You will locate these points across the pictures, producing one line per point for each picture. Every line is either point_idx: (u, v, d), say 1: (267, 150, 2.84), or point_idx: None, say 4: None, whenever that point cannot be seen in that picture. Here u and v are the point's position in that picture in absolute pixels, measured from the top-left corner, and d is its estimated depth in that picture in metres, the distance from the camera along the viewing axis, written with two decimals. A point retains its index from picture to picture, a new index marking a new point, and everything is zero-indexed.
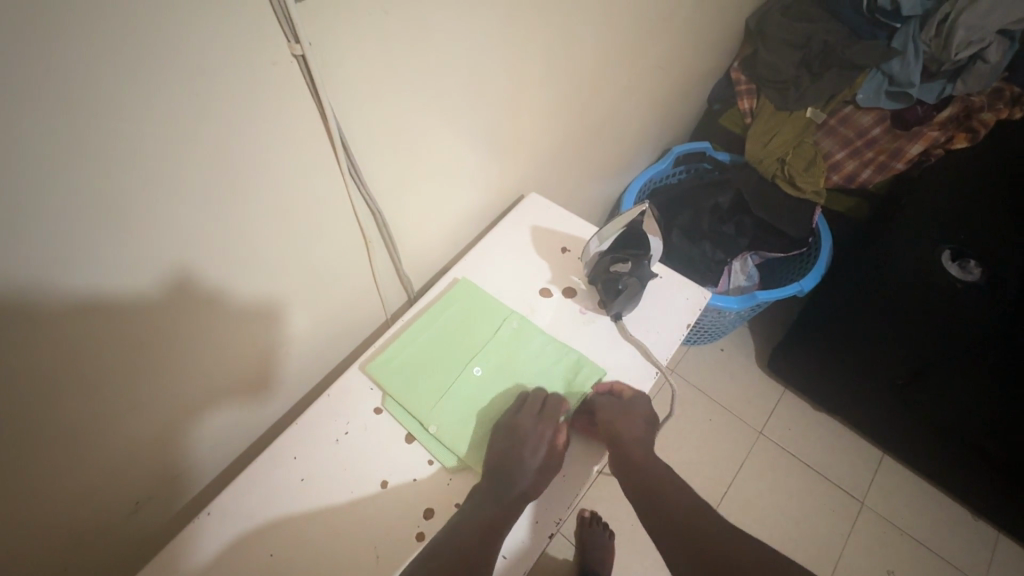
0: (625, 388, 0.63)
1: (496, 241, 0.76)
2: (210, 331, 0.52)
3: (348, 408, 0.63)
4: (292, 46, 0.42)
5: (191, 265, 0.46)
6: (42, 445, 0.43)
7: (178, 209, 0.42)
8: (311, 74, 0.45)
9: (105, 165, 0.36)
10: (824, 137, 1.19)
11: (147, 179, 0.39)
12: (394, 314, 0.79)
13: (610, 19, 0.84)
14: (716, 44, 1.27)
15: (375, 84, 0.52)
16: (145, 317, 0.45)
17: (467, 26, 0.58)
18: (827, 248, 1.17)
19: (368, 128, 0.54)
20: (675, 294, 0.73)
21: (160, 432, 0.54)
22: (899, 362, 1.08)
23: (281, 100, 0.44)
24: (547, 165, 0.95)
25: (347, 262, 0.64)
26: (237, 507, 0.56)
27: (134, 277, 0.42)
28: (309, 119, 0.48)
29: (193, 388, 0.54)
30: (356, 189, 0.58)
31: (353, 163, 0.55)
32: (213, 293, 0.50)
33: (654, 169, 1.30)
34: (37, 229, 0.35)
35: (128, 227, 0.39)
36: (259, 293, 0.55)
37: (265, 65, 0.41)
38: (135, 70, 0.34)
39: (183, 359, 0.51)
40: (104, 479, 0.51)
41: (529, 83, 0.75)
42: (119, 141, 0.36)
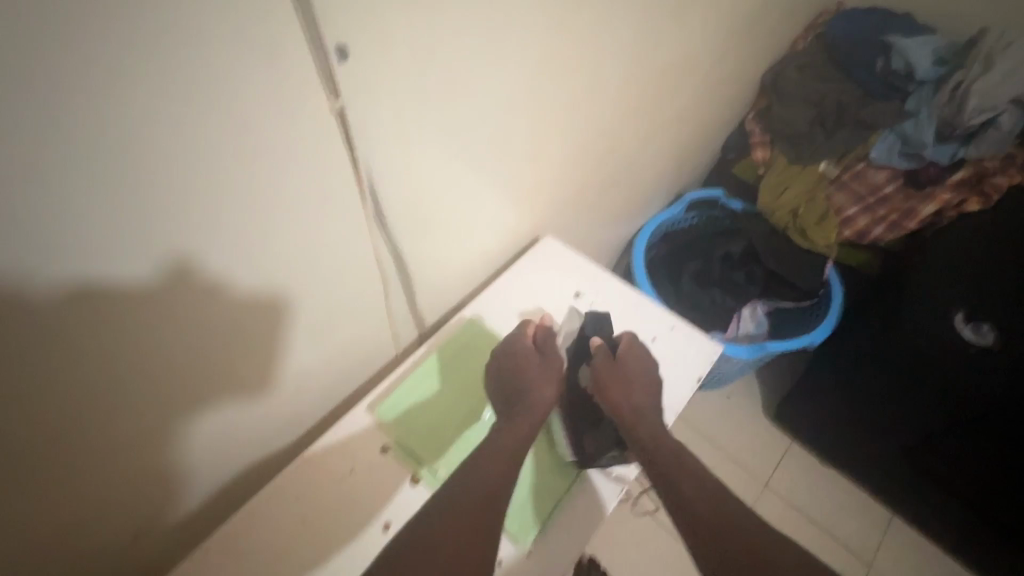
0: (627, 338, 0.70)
1: (509, 282, 0.75)
2: (227, 340, 0.52)
3: (354, 446, 0.63)
4: (333, 101, 0.46)
5: (217, 275, 0.47)
6: (25, 442, 0.41)
7: (207, 224, 0.43)
8: (347, 125, 0.48)
9: (140, 185, 0.37)
10: (836, 192, 1.18)
11: (177, 196, 0.40)
12: (407, 349, 0.80)
13: (631, 73, 0.87)
14: (731, 98, 1.30)
15: (404, 131, 0.54)
16: (163, 320, 0.45)
17: (494, 78, 0.60)
18: (836, 304, 1.18)
19: (397, 175, 0.57)
20: (687, 346, 0.71)
21: (166, 445, 0.54)
22: (915, 425, 1.06)
23: (315, 146, 0.47)
24: (565, 207, 0.96)
25: (364, 296, 0.65)
26: (240, 540, 0.56)
27: (156, 285, 0.43)
28: (341, 166, 0.51)
29: (203, 402, 0.54)
30: (379, 233, 0.60)
31: (379, 208, 0.58)
32: (233, 305, 0.50)
33: (668, 213, 1.31)
34: (68, 239, 0.36)
35: (156, 241, 0.41)
36: (278, 310, 0.55)
37: (307, 119, 0.45)
38: (173, 106, 0.36)
39: (195, 367, 0.51)
40: (108, 492, 0.51)
41: (551, 132, 0.78)
42: (154, 165, 0.37)
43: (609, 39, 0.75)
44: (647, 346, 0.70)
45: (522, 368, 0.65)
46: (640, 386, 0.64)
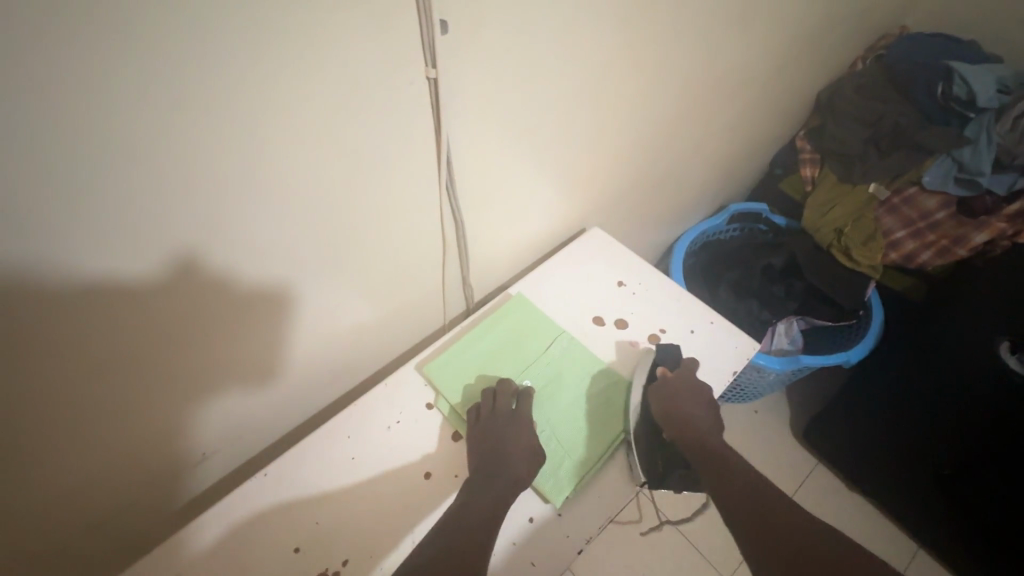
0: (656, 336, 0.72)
1: (556, 266, 0.79)
2: (225, 328, 0.55)
3: (402, 399, 0.67)
4: (429, 70, 0.50)
5: (222, 268, 0.49)
6: (28, 417, 0.45)
7: (215, 222, 0.46)
8: (437, 94, 0.53)
9: (158, 183, 0.40)
10: (885, 214, 1.18)
11: (188, 195, 0.42)
12: (452, 321, 0.84)
13: (690, 78, 0.90)
14: (784, 113, 1.31)
15: (481, 110, 0.58)
16: (163, 311, 0.48)
17: (566, 67, 0.64)
18: (877, 324, 1.16)
19: (469, 149, 0.61)
20: (725, 343, 0.72)
21: (166, 421, 0.57)
22: (945, 453, 1.05)
23: (408, 111, 0.52)
24: (612, 203, 0.99)
25: (421, 262, 0.69)
26: (293, 472, 0.61)
27: (159, 277, 0.45)
28: (426, 133, 0.55)
29: (203, 383, 0.58)
30: (447, 202, 0.65)
31: (451, 178, 0.62)
32: (236, 296, 0.53)
33: (710, 222, 1.32)
34: (77, 239, 0.39)
35: (165, 234, 0.43)
36: (284, 300, 0.58)
37: (405, 85, 0.50)
38: (199, 107, 0.39)
39: (195, 353, 0.54)
40: (113, 461, 0.56)
41: (609, 126, 0.81)
42: (170, 166, 0.40)
43: (675, 42, 0.78)
44: (686, 338, 0.72)
45: (494, 437, 0.60)
46: (694, 402, 0.65)
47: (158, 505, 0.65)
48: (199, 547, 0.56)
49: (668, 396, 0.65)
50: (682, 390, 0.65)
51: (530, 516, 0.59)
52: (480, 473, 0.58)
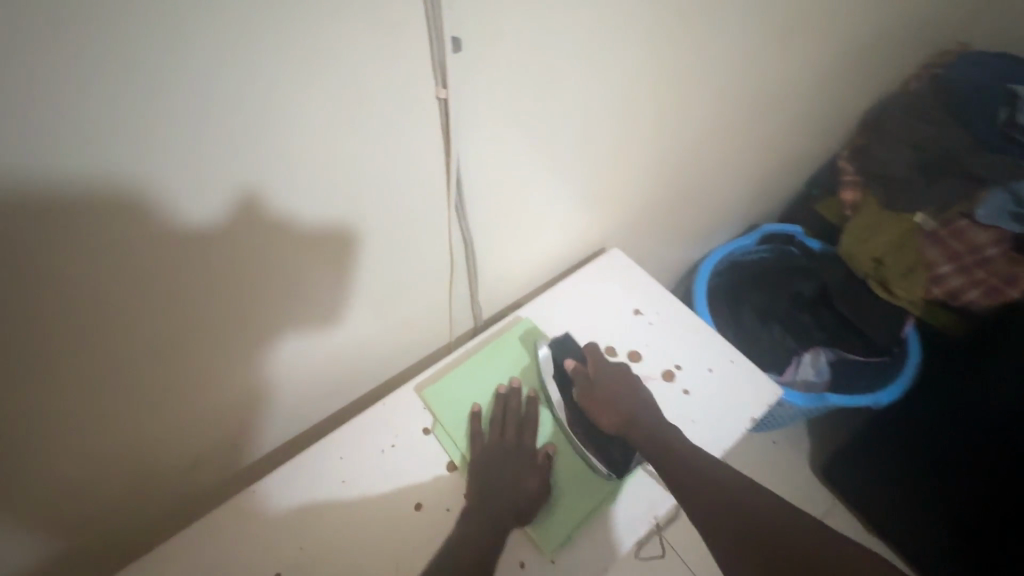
0: (671, 372, 0.67)
1: (569, 289, 0.75)
2: (283, 274, 0.52)
3: (398, 422, 0.64)
4: (439, 90, 0.47)
5: (282, 210, 0.46)
6: (77, 351, 0.43)
7: (273, 164, 0.43)
8: (446, 115, 0.50)
9: (208, 126, 0.37)
10: (929, 246, 1.09)
11: (241, 136, 0.39)
12: (459, 337, 0.81)
13: (725, 95, 0.84)
14: (827, 131, 1.24)
15: (495, 129, 0.55)
16: (218, 254, 0.46)
17: (591, 85, 0.60)
18: (913, 364, 1.10)
19: (481, 169, 0.58)
20: (745, 385, 0.67)
21: (214, 371, 0.55)
22: (965, 489, 0.99)
23: (416, 131, 0.49)
24: (634, 221, 0.95)
25: (429, 280, 0.67)
26: (281, 491, 0.59)
27: (218, 218, 0.43)
28: (435, 153, 0.52)
29: (256, 331, 0.55)
30: (457, 221, 0.62)
31: (461, 198, 0.59)
32: (295, 240, 0.50)
33: (739, 242, 1.25)
34: (131, 179, 0.37)
35: (224, 172, 0.41)
36: (344, 245, 0.54)
37: (413, 105, 0.47)
38: (230, 69, 0.36)
39: (248, 300, 0.52)
40: (160, 413, 0.55)
41: (634, 144, 0.77)
42: (219, 109, 0.37)
43: (713, 57, 0.74)
44: (703, 377, 0.67)
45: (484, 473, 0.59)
46: (620, 387, 0.64)
47: (154, 508, 0.64)
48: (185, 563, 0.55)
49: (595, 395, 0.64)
50: (610, 371, 0.65)
51: (520, 561, 0.56)
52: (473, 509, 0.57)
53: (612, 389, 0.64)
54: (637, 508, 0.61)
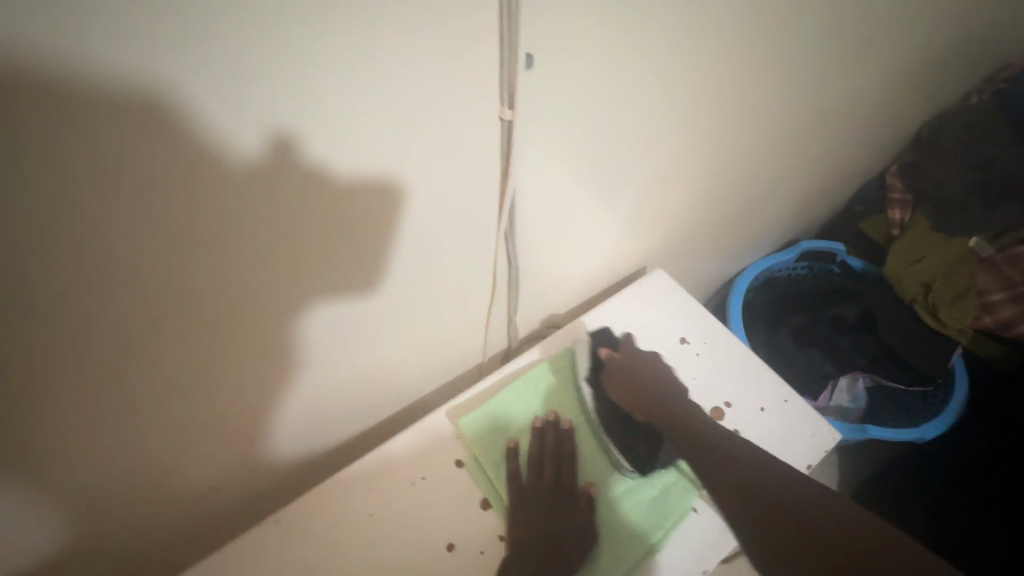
0: (721, 411, 0.63)
1: (610, 313, 0.71)
2: (323, 240, 0.43)
3: (429, 452, 0.61)
4: (505, 111, 0.44)
5: (328, 160, 0.38)
6: (71, 325, 0.35)
7: (325, 104, 0.34)
8: (510, 137, 0.46)
9: (252, 42, 0.30)
10: (981, 273, 1.04)
11: (290, 63, 0.31)
12: (493, 357, 0.78)
13: (783, 111, 0.80)
14: (877, 145, 1.18)
15: (555, 149, 0.51)
16: (252, 206, 0.37)
17: (653, 98, 0.56)
18: (960, 397, 1.04)
19: (536, 192, 0.55)
20: (800, 427, 0.62)
21: (239, 354, 0.46)
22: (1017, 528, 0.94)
23: (472, 151, 0.46)
24: (676, 239, 0.90)
25: (469, 302, 0.63)
26: (303, 524, 0.55)
27: (254, 157, 0.34)
28: (490, 172, 0.49)
29: (287, 308, 0.46)
30: (505, 245, 0.58)
31: (513, 221, 0.55)
32: (340, 198, 0.41)
33: (777, 258, 1.19)
34: (151, 88, 0.28)
35: (261, 101, 0.32)
36: (393, 211, 0.45)
37: (475, 125, 0.44)
38: (275, 17, 0.29)
39: (282, 268, 0.43)
40: (173, 401, 0.45)
41: (686, 160, 0.72)
42: (269, 25, 0.29)
43: (779, 68, 0.69)
44: (754, 417, 0.63)
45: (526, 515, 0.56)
46: (647, 369, 0.64)
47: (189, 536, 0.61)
48: None
49: (620, 378, 0.64)
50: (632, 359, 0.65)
51: None
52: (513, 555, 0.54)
53: (640, 379, 0.63)
54: (687, 553, 0.57)
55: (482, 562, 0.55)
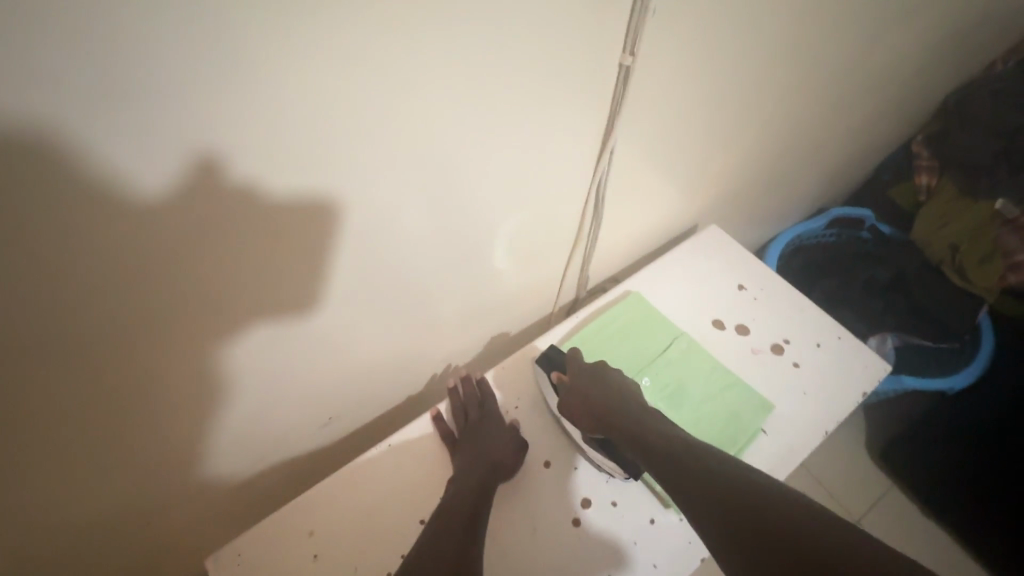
0: (782, 346, 0.69)
1: (674, 263, 0.76)
2: (257, 261, 0.44)
3: (520, 385, 0.69)
4: (626, 56, 0.52)
5: (257, 181, 0.38)
6: (21, 361, 0.36)
7: (258, 128, 0.35)
8: (626, 81, 0.55)
9: (170, 76, 0.30)
10: (1009, 235, 1.06)
11: (209, 94, 0.32)
12: (560, 307, 0.86)
13: (825, 75, 0.85)
14: (906, 115, 1.23)
15: (644, 97, 0.60)
16: (178, 235, 0.37)
17: (713, 53, 0.62)
18: (987, 351, 1.10)
19: (627, 135, 0.64)
20: (852, 361, 0.69)
21: (190, 369, 0.48)
22: None
23: (586, 98, 0.54)
24: (720, 200, 0.96)
25: (553, 244, 0.72)
26: (415, 443, 0.63)
27: (179, 186, 0.35)
28: (595, 118, 0.58)
29: (226, 327, 0.47)
30: (593, 184, 0.67)
31: (605, 166, 0.65)
32: (285, 215, 0.42)
33: (807, 225, 1.25)
34: (63, 132, 0.29)
35: (185, 134, 0.33)
36: (329, 229, 0.46)
37: (599, 69, 0.52)
38: (203, 41, 0.30)
39: (220, 289, 0.44)
40: (129, 419, 0.47)
41: (736, 118, 0.78)
42: (192, 54, 0.30)
43: (823, 34, 0.75)
44: (811, 351, 0.69)
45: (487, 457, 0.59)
46: (595, 385, 0.62)
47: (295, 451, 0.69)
48: (331, 505, 0.58)
49: (571, 392, 0.62)
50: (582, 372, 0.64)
51: (651, 518, 0.60)
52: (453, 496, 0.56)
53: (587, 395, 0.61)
54: (660, 569, 0.57)
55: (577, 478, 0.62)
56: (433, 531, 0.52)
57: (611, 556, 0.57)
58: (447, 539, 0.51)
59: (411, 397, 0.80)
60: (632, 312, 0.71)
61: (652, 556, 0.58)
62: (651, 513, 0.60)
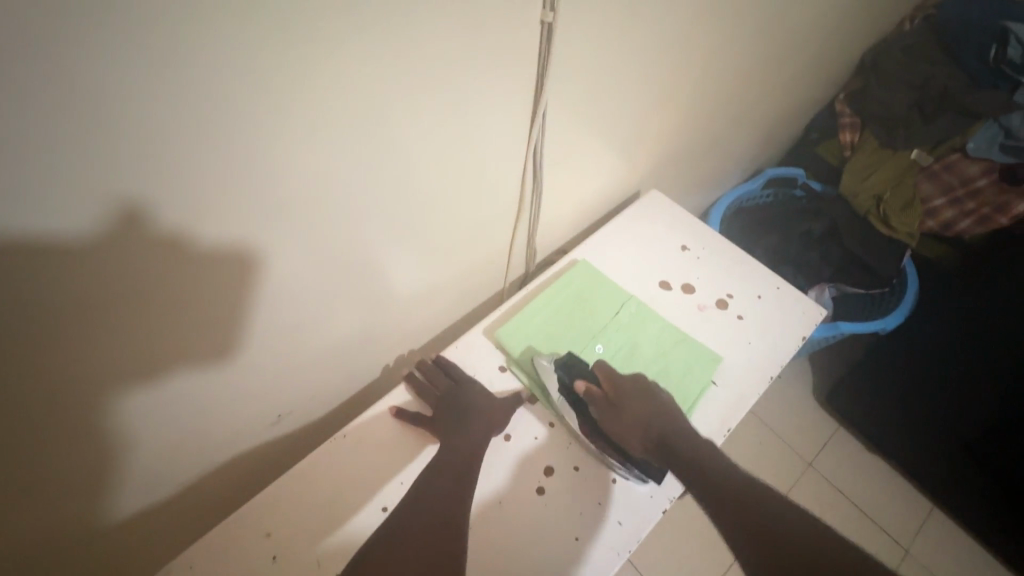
0: (726, 300, 0.72)
1: (618, 230, 0.77)
2: (174, 308, 0.46)
3: (473, 362, 0.67)
4: (546, 13, 0.52)
5: (179, 229, 0.41)
6: None
7: (182, 175, 0.38)
8: (550, 40, 0.55)
9: (79, 132, 0.32)
10: (924, 181, 1.16)
11: (116, 146, 0.34)
12: (511, 283, 0.85)
13: (751, 37, 0.87)
14: (828, 75, 1.28)
15: (574, 59, 0.60)
16: (99, 281, 0.39)
17: (638, 13, 0.62)
18: (913, 292, 1.18)
19: (560, 101, 0.64)
20: (791, 307, 0.72)
21: (116, 411, 0.48)
22: (960, 400, 1.09)
23: (512, 59, 0.54)
24: (661, 167, 0.98)
25: (497, 219, 0.72)
26: (370, 432, 0.61)
27: (92, 239, 0.37)
28: (523, 80, 0.57)
29: (154, 372, 0.48)
30: (530, 159, 0.67)
31: (538, 140, 0.65)
32: (204, 262, 0.44)
33: (744, 187, 1.30)
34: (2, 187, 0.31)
35: (111, 187, 0.35)
36: (248, 272, 0.49)
37: (519, 26, 0.51)
38: (117, 97, 0.32)
39: (139, 336, 0.45)
40: (46, 454, 0.45)
41: (669, 82, 0.79)
42: (101, 110, 0.32)
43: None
44: (753, 302, 0.72)
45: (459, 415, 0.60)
46: (641, 400, 0.60)
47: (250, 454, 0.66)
48: (291, 501, 0.56)
49: (613, 406, 0.60)
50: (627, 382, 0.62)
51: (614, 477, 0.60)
52: (424, 492, 0.52)
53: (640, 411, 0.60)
54: (625, 525, 0.57)
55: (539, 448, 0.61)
56: (417, 491, 0.53)
57: (577, 519, 0.57)
58: (435, 498, 0.52)
59: (368, 387, 0.79)
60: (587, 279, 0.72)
61: (617, 513, 0.58)
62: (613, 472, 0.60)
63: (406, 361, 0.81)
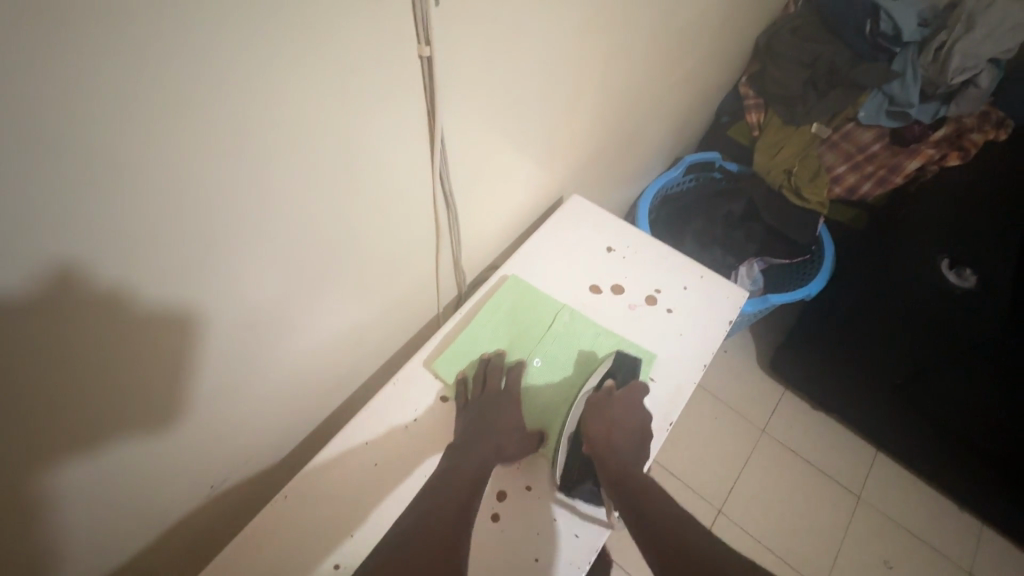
0: (656, 296, 0.75)
1: (546, 239, 0.79)
2: (116, 367, 0.43)
3: (411, 396, 0.67)
4: (422, 47, 0.50)
5: (120, 288, 0.39)
6: None
7: (133, 226, 0.37)
8: (431, 71, 0.53)
9: (35, 183, 0.31)
10: (827, 151, 1.25)
11: (64, 198, 0.33)
12: (446, 306, 0.85)
13: (647, 34, 0.90)
14: (727, 63, 1.35)
15: (470, 85, 0.59)
16: (45, 340, 0.36)
17: (529, 30, 0.63)
18: (830, 258, 1.25)
19: (460, 129, 0.63)
20: (716, 293, 0.76)
21: (60, 484, 0.44)
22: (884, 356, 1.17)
23: (400, 94, 0.52)
24: (580, 168, 1.00)
25: (419, 249, 0.70)
26: (314, 489, 0.60)
27: (27, 303, 0.34)
28: (416, 113, 0.55)
29: (94, 441, 0.45)
30: (439, 184, 0.65)
31: (445, 163, 0.63)
32: (146, 323, 0.43)
33: (667, 176, 1.34)
34: None
35: (50, 250, 0.33)
36: (189, 336, 0.47)
37: (394, 62, 0.49)
38: (82, 147, 0.32)
39: (82, 402, 0.42)
40: None
41: (574, 90, 0.81)
42: (33, 171, 0.30)
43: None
44: (680, 293, 0.75)
45: (480, 407, 0.63)
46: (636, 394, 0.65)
47: (192, 525, 0.63)
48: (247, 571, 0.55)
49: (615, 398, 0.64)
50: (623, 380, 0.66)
51: (565, 490, 0.61)
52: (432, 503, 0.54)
53: (626, 424, 0.63)
54: (582, 538, 0.58)
55: (496, 482, 0.61)
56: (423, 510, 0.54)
57: (535, 540, 0.58)
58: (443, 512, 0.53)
59: (312, 436, 0.76)
60: (515, 292, 0.73)
61: (572, 526, 0.59)
62: (563, 485, 0.62)
63: (347, 404, 0.79)
